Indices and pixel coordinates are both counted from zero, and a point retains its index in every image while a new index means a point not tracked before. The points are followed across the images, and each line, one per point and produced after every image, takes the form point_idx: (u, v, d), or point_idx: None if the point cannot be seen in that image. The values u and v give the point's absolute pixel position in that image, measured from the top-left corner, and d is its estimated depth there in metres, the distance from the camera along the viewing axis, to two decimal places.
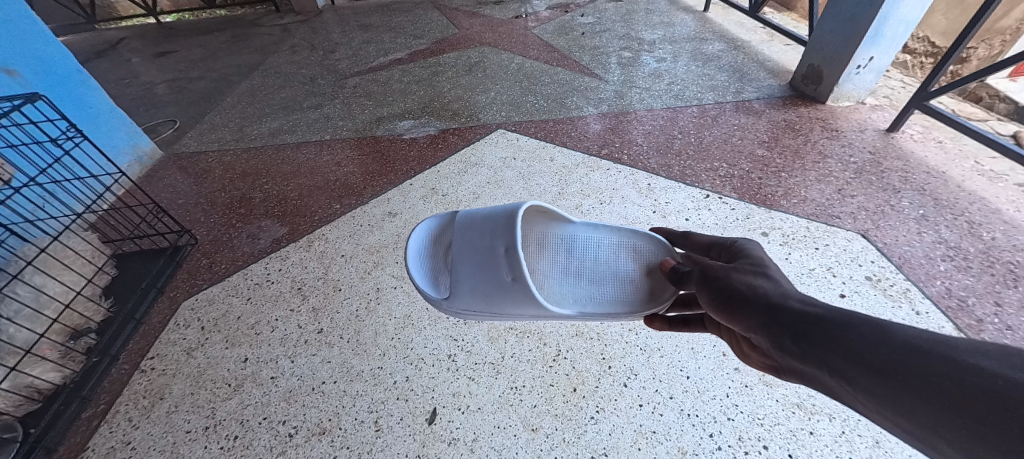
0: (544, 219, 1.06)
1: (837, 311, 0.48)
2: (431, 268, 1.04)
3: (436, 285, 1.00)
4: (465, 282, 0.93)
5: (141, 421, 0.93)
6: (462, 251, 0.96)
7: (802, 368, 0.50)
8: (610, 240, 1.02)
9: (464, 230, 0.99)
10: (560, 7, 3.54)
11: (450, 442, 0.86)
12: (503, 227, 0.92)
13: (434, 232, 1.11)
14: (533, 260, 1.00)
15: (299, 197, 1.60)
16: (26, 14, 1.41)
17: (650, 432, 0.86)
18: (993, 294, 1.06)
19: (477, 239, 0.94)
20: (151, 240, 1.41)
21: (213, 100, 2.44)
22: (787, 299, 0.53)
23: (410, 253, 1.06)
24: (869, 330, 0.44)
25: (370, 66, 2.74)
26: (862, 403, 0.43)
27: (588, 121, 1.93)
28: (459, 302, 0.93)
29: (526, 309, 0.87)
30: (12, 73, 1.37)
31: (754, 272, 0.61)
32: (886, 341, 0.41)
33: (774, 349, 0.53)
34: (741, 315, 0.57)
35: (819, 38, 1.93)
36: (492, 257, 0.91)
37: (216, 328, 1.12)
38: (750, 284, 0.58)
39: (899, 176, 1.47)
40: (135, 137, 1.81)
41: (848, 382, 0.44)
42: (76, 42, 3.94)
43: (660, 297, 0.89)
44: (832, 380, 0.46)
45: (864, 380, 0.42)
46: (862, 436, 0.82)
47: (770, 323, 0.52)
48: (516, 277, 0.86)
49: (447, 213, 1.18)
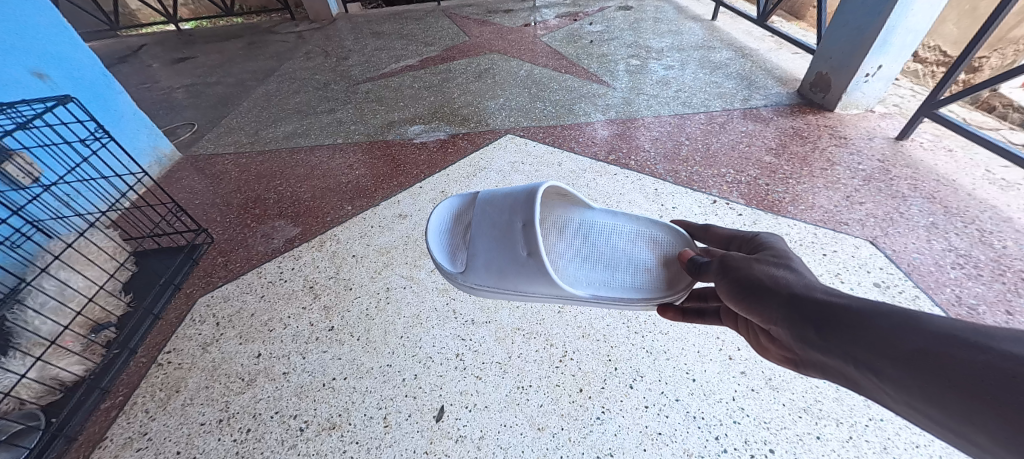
0: (565, 204, 1.10)
1: (865, 303, 0.48)
2: (450, 244, 1.07)
3: (453, 260, 1.04)
4: (481, 256, 0.95)
5: (158, 413, 0.96)
6: (481, 227, 0.99)
7: (824, 360, 0.51)
8: (630, 229, 1.04)
9: (486, 207, 1.03)
10: (569, 15, 3.59)
11: (457, 439, 0.88)
12: (522, 204, 0.95)
13: (456, 212, 1.16)
14: (548, 242, 1.04)
15: (312, 198, 1.64)
16: (57, 20, 1.48)
17: (656, 433, 0.87)
18: (1004, 303, 1.05)
19: (497, 215, 0.98)
20: (170, 238, 1.45)
21: (230, 105, 2.51)
22: (811, 290, 0.54)
23: (432, 228, 1.11)
24: (900, 320, 0.44)
25: (382, 72, 2.80)
26: (890, 396, 0.44)
27: (596, 127, 1.96)
28: (474, 277, 0.96)
29: (538, 286, 0.89)
30: (42, 76, 1.44)
31: (775, 262, 0.62)
32: (920, 332, 0.42)
33: (795, 341, 0.54)
34: (762, 306, 0.58)
35: (827, 47, 1.94)
36: (510, 231, 0.93)
37: (230, 324, 1.15)
38: (773, 276, 0.59)
39: (909, 184, 1.46)
40: (156, 140, 1.87)
41: (876, 375, 0.45)
42: (98, 48, 4.07)
43: (677, 286, 0.90)
44: (858, 373, 0.46)
45: (894, 372, 0.43)
46: (870, 442, 0.82)
47: (794, 316, 0.53)
48: (531, 253, 0.88)
49: (469, 195, 1.22)
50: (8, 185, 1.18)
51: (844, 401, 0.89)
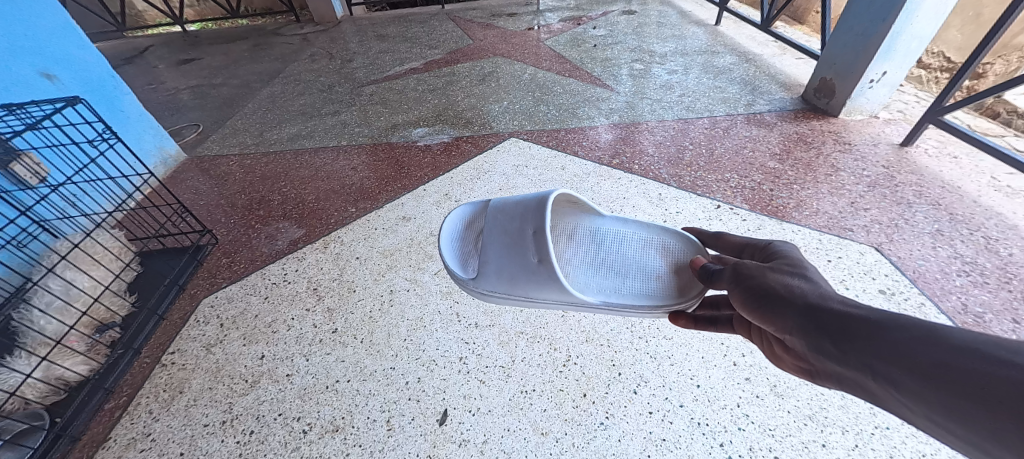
0: (575, 211, 1.11)
1: (881, 314, 0.48)
2: (462, 250, 1.08)
3: (465, 266, 1.04)
4: (492, 262, 0.95)
5: (161, 414, 0.96)
6: (492, 233, 0.99)
7: (840, 371, 0.50)
8: (641, 237, 1.05)
9: (497, 214, 1.03)
10: (572, 19, 3.60)
11: (461, 443, 0.88)
12: (534, 211, 0.95)
13: (468, 218, 1.16)
14: (558, 248, 1.05)
15: (316, 200, 1.65)
16: (66, 22, 1.50)
17: (660, 439, 0.86)
18: (1011, 311, 1.04)
19: (508, 222, 0.98)
20: (175, 239, 1.46)
21: (235, 106, 2.53)
22: (826, 300, 0.54)
23: (444, 235, 1.12)
24: (917, 332, 0.44)
25: (386, 75, 2.81)
26: (906, 407, 0.44)
27: (599, 131, 1.96)
28: (485, 284, 0.96)
29: (549, 293, 0.89)
30: (51, 77, 1.45)
31: (791, 272, 0.62)
32: (938, 345, 0.42)
33: (810, 350, 0.53)
34: (776, 315, 0.57)
35: (831, 53, 1.94)
36: (521, 238, 0.93)
37: (234, 325, 1.16)
38: (787, 285, 0.59)
39: (914, 190, 1.46)
40: (161, 140, 1.88)
41: (893, 387, 0.44)
42: (105, 48, 4.11)
43: (689, 294, 0.90)
44: (876, 385, 0.46)
45: (912, 385, 0.42)
46: (875, 450, 0.81)
47: (808, 327, 0.53)
48: (541, 260, 0.88)
49: (481, 201, 1.23)
50: (15, 184, 1.18)
51: (849, 409, 0.88)
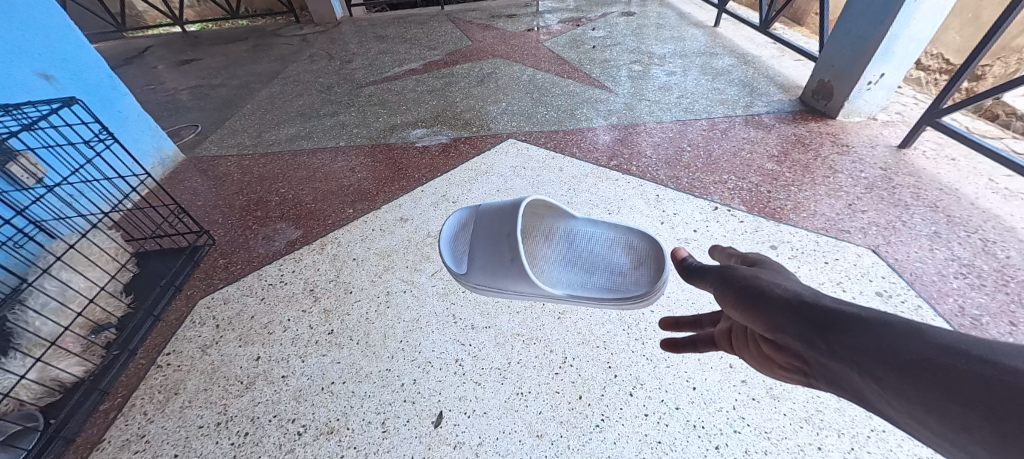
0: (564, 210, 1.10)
1: (868, 313, 0.48)
2: (456, 249, 1.08)
3: (457, 264, 1.04)
4: (478, 256, 0.96)
5: (156, 415, 0.96)
6: (481, 230, 0.99)
7: (821, 370, 0.49)
8: (624, 237, 1.03)
9: (487, 212, 1.03)
10: (572, 20, 3.60)
11: (456, 445, 0.87)
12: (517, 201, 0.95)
13: (464, 218, 1.16)
14: (544, 248, 1.04)
15: (314, 201, 1.64)
16: (66, 23, 1.50)
17: (656, 442, 0.86)
18: (1008, 313, 1.04)
19: (495, 213, 0.98)
20: (171, 239, 1.46)
21: (233, 107, 2.53)
22: (814, 300, 0.54)
23: (442, 235, 1.12)
24: (901, 331, 0.43)
25: (385, 75, 2.81)
26: (887, 407, 0.42)
27: (598, 133, 1.96)
28: (472, 278, 0.97)
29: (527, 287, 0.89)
30: (49, 78, 1.45)
31: (780, 275, 0.63)
32: (920, 342, 0.41)
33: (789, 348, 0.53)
34: (762, 313, 0.58)
35: (829, 55, 1.94)
36: (503, 227, 0.93)
37: (230, 326, 1.15)
38: (774, 285, 0.59)
39: (911, 193, 1.46)
40: (160, 141, 1.89)
41: (873, 385, 0.43)
42: (104, 49, 4.11)
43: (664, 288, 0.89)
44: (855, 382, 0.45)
45: (892, 382, 0.41)
46: (871, 453, 0.81)
47: (797, 322, 0.53)
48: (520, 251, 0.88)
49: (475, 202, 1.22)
50: (11, 185, 1.18)
51: (845, 412, 0.88)
